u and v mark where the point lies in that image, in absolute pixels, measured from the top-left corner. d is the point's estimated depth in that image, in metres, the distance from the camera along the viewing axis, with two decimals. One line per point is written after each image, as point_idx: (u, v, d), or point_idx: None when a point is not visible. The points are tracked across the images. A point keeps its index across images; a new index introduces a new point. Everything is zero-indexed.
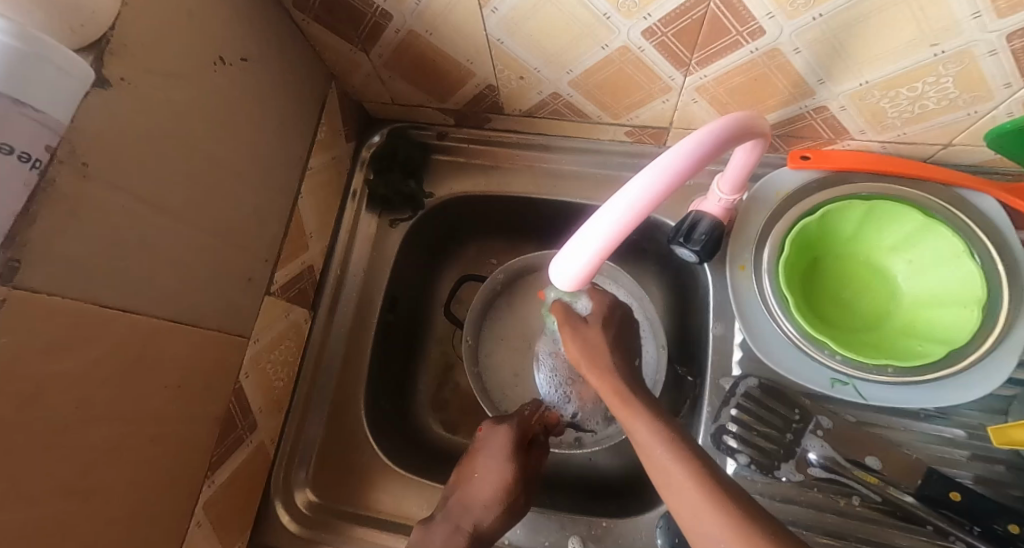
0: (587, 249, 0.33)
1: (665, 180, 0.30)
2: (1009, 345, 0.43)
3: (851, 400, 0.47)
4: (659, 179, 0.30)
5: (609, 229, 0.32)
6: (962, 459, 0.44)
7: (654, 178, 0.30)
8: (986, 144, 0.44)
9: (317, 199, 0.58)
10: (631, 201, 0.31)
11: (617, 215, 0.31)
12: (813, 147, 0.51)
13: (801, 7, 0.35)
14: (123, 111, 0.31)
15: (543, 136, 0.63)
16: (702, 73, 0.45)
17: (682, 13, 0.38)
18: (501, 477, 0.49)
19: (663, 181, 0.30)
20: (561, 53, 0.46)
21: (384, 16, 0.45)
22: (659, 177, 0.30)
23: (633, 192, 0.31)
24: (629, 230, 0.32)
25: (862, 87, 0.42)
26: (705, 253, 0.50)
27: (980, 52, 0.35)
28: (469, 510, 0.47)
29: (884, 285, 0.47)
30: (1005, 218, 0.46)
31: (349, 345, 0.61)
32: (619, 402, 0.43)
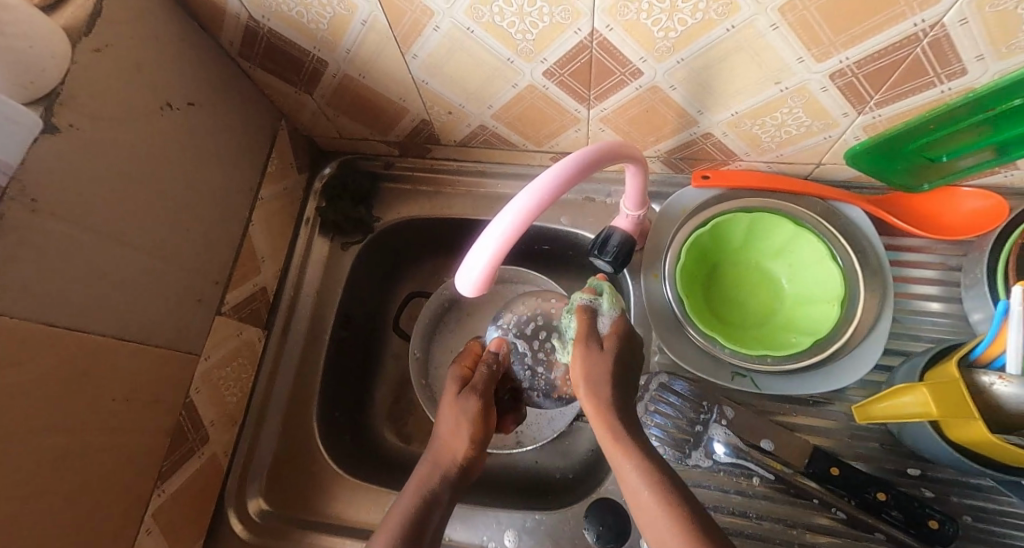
0: (481, 258, 0.37)
1: (542, 193, 0.35)
2: (873, 336, 0.49)
3: (748, 391, 0.52)
4: (541, 189, 0.35)
5: (496, 240, 0.36)
6: (843, 438, 0.50)
7: (529, 197, 0.35)
8: (847, 162, 0.51)
9: (269, 226, 0.62)
10: (511, 216, 0.35)
11: (501, 228, 0.36)
12: (712, 167, 0.58)
13: (666, 52, 0.42)
14: (72, 153, 0.35)
15: (481, 163, 0.68)
16: (601, 107, 0.51)
17: (572, 57, 0.44)
18: (456, 422, 0.50)
19: (538, 198, 0.35)
20: (479, 91, 0.52)
21: (321, 62, 0.51)
22: (533, 197, 0.35)
23: (513, 209, 0.35)
24: (513, 242, 0.37)
25: (735, 117, 0.49)
26: (617, 265, 0.55)
27: (815, 88, 0.42)
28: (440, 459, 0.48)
29: (771, 285, 0.53)
30: (870, 225, 0.53)
31: (302, 361, 0.64)
32: (611, 438, 0.43)
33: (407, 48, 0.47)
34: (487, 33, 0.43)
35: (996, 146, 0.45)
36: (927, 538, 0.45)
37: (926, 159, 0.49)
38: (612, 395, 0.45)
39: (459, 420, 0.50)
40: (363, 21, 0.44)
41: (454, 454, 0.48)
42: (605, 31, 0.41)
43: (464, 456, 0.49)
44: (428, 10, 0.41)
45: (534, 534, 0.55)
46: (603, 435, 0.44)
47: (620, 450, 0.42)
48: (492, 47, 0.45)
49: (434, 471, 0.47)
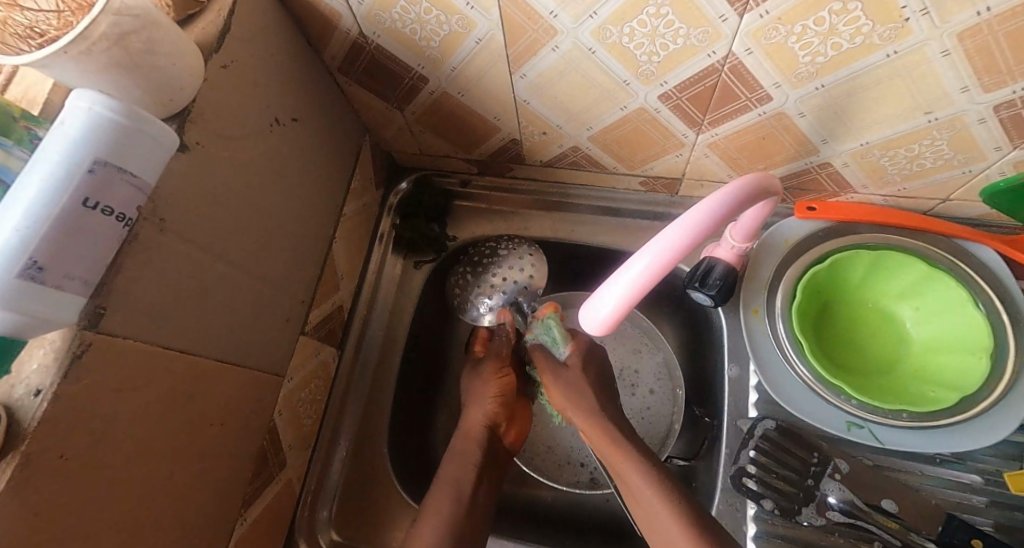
0: (615, 296, 0.34)
1: (692, 231, 0.32)
2: (1018, 392, 0.44)
3: (867, 444, 0.48)
4: (690, 226, 0.32)
5: (635, 279, 0.33)
6: (980, 505, 0.45)
7: (677, 233, 0.32)
8: (982, 199, 0.47)
9: (349, 243, 0.61)
10: (656, 254, 0.32)
11: (642, 266, 0.33)
12: (818, 199, 0.54)
13: (805, 78, 0.39)
14: (196, 170, 0.34)
15: (562, 184, 0.66)
16: (713, 132, 0.48)
17: (696, 81, 0.42)
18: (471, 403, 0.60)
19: (687, 234, 0.32)
20: (582, 113, 0.50)
21: (422, 80, 0.50)
22: (681, 233, 0.32)
23: (657, 246, 0.32)
24: (653, 281, 0.34)
25: (863, 147, 0.45)
26: (720, 297, 0.52)
27: (971, 119, 0.39)
28: (470, 437, 0.58)
29: (894, 330, 0.49)
30: (1005, 268, 0.49)
31: (374, 383, 0.62)
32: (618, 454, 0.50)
33: (517, 67, 0.45)
34: (609, 55, 0.41)
35: None
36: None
37: None
38: (594, 398, 0.54)
39: (476, 402, 0.59)
40: (477, 40, 0.42)
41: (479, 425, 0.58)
42: (743, 54, 0.38)
43: (486, 423, 0.58)
44: (552, 29, 0.39)
45: None
46: (610, 451, 0.51)
47: (625, 460, 0.50)
48: (611, 69, 0.42)
49: (471, 447, 0.57)
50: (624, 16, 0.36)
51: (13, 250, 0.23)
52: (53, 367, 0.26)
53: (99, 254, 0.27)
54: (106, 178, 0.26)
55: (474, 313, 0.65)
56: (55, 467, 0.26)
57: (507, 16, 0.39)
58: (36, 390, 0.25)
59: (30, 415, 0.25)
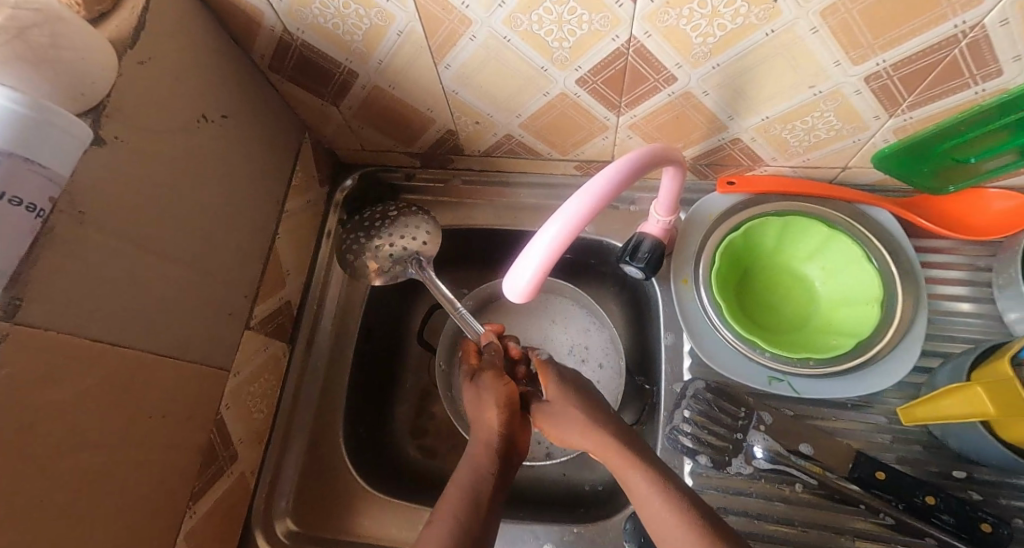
0: (531, 262, 0.36)
1: (593, 198, 0.35)
2: (912, 335, 0.49)
3: (787, 396, 0.52)
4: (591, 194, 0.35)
5: (547, 246, 0.35)
6: (885, 442, 0.49)
7: (581, 201, 0.34)
8: (874, 166, 0.52)
9: (293, 238, 0.62)
10: (565, 219, 0.35)
11: (554, 231, 0.35)
12: (736, 173, 0.59)
13: (701, 58, 0.42)
14: (115, 164, 0.35)
15: (503, 173, 0.68)
16: (632, 113, 0.51)
17: (606, 64, 0.45)
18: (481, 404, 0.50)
19: (591, 202, 0.35)
20: (508, 101, 0.52)
21: (351, 74, 0.51)
22: (586, 199, 0.35)
23: (564, 214, 0.35)
24: (564, 246, 0.36)
25: (765, 122, 0.49)
26: (649, 270, 0.55)
27: (848, 91, 0.43)
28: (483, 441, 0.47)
29: (805, 290, 0.53)
30: (898, 227, 0.54)
31: (326, 375, 0.63)
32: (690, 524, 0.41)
33: (441, 58, 0.47)
34: (523, 42, 0.43)
35: (1022, 149, 0.46)
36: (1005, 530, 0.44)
37: (953, 162, 0.49)
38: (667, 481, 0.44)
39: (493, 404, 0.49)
40: (399, 32, 0.44)
41: (494, 434, 0.48)
42: (643, 37, 0.41)
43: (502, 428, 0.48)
44: (467, 20, 0.41)
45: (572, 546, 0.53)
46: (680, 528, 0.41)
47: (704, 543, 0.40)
48: (528, 56, 0.45)
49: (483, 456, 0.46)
50: (530, 3, 0.39)
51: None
52: None
53: (11, 244, 0.28)
54: (13, 168, 0.27)
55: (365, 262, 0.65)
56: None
57: (423, 9, 0.41)
58: None
59: None
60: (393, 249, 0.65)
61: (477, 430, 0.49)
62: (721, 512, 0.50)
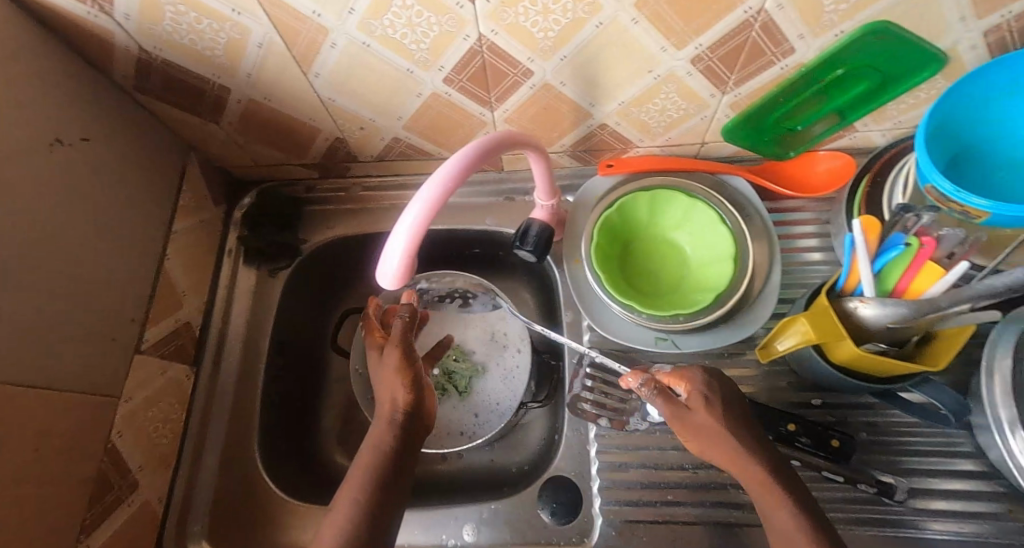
0: (399, 241, 0.37)
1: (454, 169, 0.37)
2: (768, 286, 0.56)
3: (672, 352, 0.57)
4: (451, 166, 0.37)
5: (408, 231, 0.37)
6: (756, 383, 0.55)
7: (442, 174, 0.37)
8: (726, 139, 0.58)
9: (186, 259, 0.61)
10: (427, 193, 0.36)
11: (417, 205, 0.36)
12: (614, 156, 0.64)
13: (549, 52, 0.46)
14: None
15: (402, 176, 0.70)
16: (503, 108, 0.55)
17: (465, 63, 0.48)
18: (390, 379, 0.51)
19: (443, 185, 0.37)
20: (385, 104, 0.54)
21: (223, 89, 0.52)
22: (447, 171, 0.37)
23: (427, 188, 0.36)
24: (424, 231, 0.37)
25: (622, 106, 0.54)
26: (540, 251, 0.59)
27: (681, 73, 0.48)
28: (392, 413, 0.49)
29: (678, 255, 0.58)
30: (752, 194, 0.60)
31: (237, 393, 0.62)
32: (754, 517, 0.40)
33: (308, 67, 0.48)
34: (382, 46, 0.46)
35: (836, 113, 0.53)
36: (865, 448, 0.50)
37: (787, 129, 0.56)
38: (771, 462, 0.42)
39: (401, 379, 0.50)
40: (259, 44, 0.45)
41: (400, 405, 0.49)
42: (491, 36, 0.44)
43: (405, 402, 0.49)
44: (322, 28, 0.43)
45: (491, 523, 0.54)
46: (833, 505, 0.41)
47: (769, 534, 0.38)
48: (390, 59, 0.47)
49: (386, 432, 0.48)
50: (378, 9, 0.41)
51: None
52: None
53: None
54: None
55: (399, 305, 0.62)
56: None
57: (275, 19, 0.42)
58: None
59: None
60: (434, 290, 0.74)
61: (381, 404, 0.51)
62: (623, 467, 0.54)
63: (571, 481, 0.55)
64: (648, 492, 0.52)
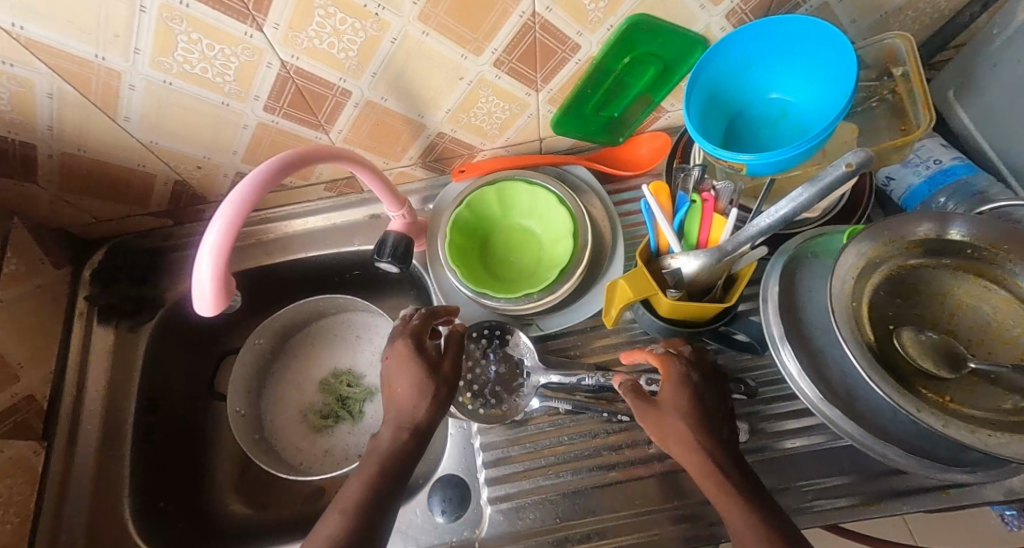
0: (206, 258, 0.37)
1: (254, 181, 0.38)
2: (615, 260, 0.60)
3: (538, 336, 0.60)
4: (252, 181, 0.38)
5: (212, 250, 0.36)
6: (619, 348, 0.59)
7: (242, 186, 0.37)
8: (559, 133, 0.63)
9: (19, 329, 0.56)
10: (230, 206, 0.37)
11: (220, 220, 0.36)
12: (465, 161, 0.67)
13: (358, 70, 0.48)
14: None
15: (261, 211, 0.69)
16: (337, 129, 0.56)
17: (279, 90, 0.49)
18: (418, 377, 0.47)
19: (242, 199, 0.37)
20: (215, 139, 0.54)
21: (27, 145, 0.50)
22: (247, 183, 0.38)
23: (229, 201, 0.37)
24: (230, 248, 0.37)
25: (451, 114, 0.57)
26: (399, 262, 0.59)
27: (490, 77, 0.52)
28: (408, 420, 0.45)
29: (532, 241, 0.62)
30: (592, 177, 0.65)
31: (101, 462, 0.58)
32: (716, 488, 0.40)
33: (115, 111, 0.47)
34: (186, 82, 0.46)
35: (644, 96, 0.59)
36: (749, 394, 0.52)
37: (608, 116, 0.62)
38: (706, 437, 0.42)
39: (419, 393, 0.46)
40: (49, 95, 0.44)
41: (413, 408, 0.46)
42: (294, 61, 0.46)
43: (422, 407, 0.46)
44: (113, 71, 0.43)
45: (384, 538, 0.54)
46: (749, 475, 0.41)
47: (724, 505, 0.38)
48: (200, 95, 0.47)
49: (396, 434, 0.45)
50: (165, 46, 0.41)
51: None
52: None
53: None
54: None
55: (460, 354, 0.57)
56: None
57: (59, 67, 0.41)
58: None
59: None
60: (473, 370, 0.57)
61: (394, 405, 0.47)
62: (506, 453, 0.55)
63: (461, 478, 0.56)
64: (529, 475, 0.54)
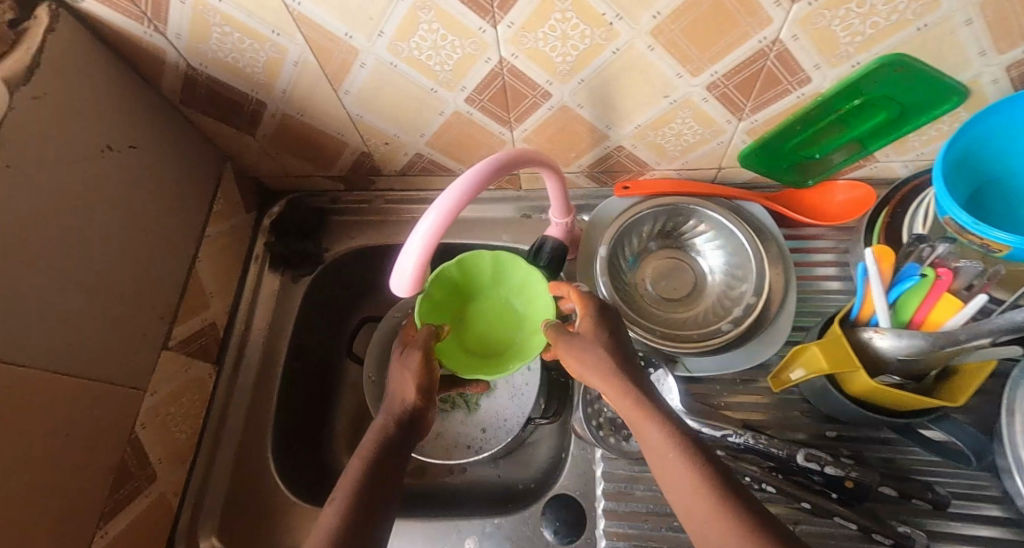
0: (415, 246, 0.39)
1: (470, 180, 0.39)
2: (784, 312, 0.55)
3: (682, 376, 0.56)
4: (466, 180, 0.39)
5: (420, 242, 0.39)
6: (771, 410, 0.54)
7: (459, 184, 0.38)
8: (742, 164, 0.59)
9: (216, 262, 0.64)
10: (444, 201, 0.38)
11: (434, 214, 0.38)
12: (630, 178, 0.65)
13: (567, 75, 0.48)
14: (15, 191, 0.38)
15: (421, 191, 0.72)
16: (522, 128, 0.57)
17: (487, 84, 0.50)
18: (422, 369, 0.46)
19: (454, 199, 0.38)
20: (411, 121, 0.57)
21: (260, 104, 0.55)
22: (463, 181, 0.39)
23: (444, 196, 0.38)
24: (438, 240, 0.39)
25: (639, 129, 0.55)
26: (554, 269, 0.60)
27: (697, 99, 0.49)
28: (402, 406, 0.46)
29: (516, 319, 0.57)
30: (770, 217, 0.60)
31: (254, 394, 0.64)
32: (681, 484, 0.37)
33: (339, 84, 0.51)
34: (409, 67, 0.48)
35: (855, 142, 0.53)
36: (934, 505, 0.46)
37: (803, 158, 0.56)
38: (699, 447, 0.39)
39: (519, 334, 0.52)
40: (295, 63, 0.48)
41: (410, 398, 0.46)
42: (511, 59, 0.46)
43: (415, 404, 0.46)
44: (353, 49, 0.46)
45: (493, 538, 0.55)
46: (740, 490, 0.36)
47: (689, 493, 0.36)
48: (416, 80, 0.50)
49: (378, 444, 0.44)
50: (406, 32, 0.44)
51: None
52: None
53: None
54: None
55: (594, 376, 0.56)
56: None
57: (312, 41, 0.45)
58: None
59: None
60: None
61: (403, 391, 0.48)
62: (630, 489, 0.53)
63: (576, 502, 0.55)
64: (651, 519, 0.51)
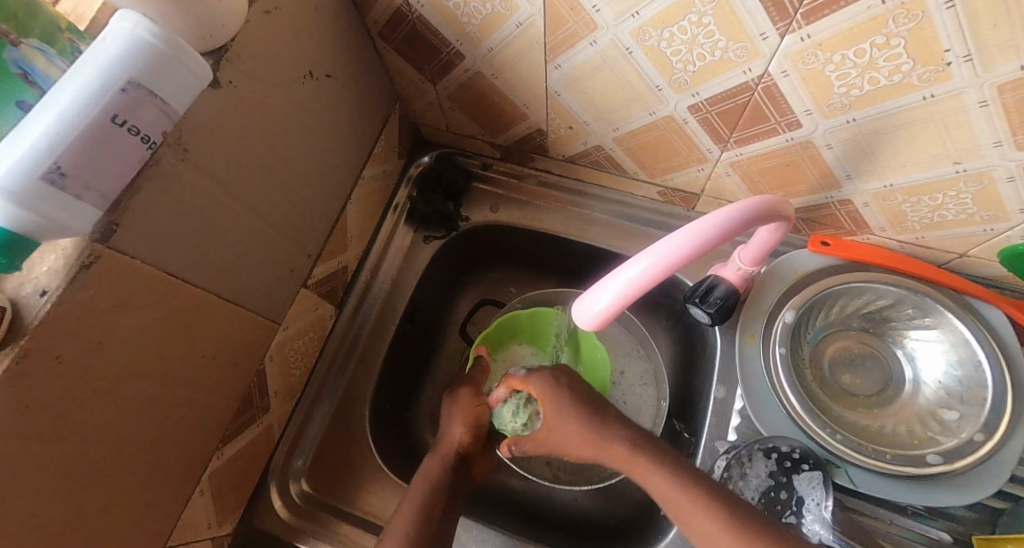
0: (610, 291, 0.37)
1: (692, 242, 0.35)
2: (1001, 461, 0.44)
3: (841, 486, 0.48)
4: (687, 241, 0.35)
5: (618, 288, 0.37)
6: None
7: (677, 243, 0.35)
8: (999, 260, 0.46)
9: (363, 206, 0.62)
10: (654, 260, 0.35)
11: (640, 268, 0.35)
12: (834, 235, 0.53)
13: (838, 109, 0.38)
14: (221, 108, 0.36)
15: (580, 183, 0.66)
16: (738, 151, 0.48)
17: (728, 97, 0.42)
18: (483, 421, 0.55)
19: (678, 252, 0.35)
20: (611, 112, 0.50)
21: (458, 56, 0.50)
22: (683, 241, 0.35)
23: (656, 252, 0.35)
24: (640, 291, 0.37)
25: (887, 189, 0.44)
26: (718, 316, 0.52)
27: (999, 175, 0.37)
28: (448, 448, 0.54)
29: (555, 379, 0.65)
30: (1013, 333, 0.47)
31: (365, 345, 0.63)
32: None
33: (553, 57, 0.45)
34: (645, 57, 0.41)
35: None
36: None
37: None
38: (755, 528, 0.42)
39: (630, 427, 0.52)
40: (518, 24, 0.43)
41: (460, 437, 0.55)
42: (779, 76, 0.38)
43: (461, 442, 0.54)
44: (592, 23, 0.40)
45: None
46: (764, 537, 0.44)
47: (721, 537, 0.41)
48: (646, 72, 0.43)
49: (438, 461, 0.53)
50: (666, 19, 0.37)
51: (18, 185, 0.23)
52: (62, 273, 0.28)
53: (120, 169, 0.28)
54: (137, 99, 0.27)
55: (734, 455, 0.50)
56: (17, 374, 0.26)
57: (551, 3, 0.39)
58: (43, 290, 0.27)
59: (34, 313, 0.27)
60: (747, 481, 0.48)
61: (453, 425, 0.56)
62: None
63: None
64: None
